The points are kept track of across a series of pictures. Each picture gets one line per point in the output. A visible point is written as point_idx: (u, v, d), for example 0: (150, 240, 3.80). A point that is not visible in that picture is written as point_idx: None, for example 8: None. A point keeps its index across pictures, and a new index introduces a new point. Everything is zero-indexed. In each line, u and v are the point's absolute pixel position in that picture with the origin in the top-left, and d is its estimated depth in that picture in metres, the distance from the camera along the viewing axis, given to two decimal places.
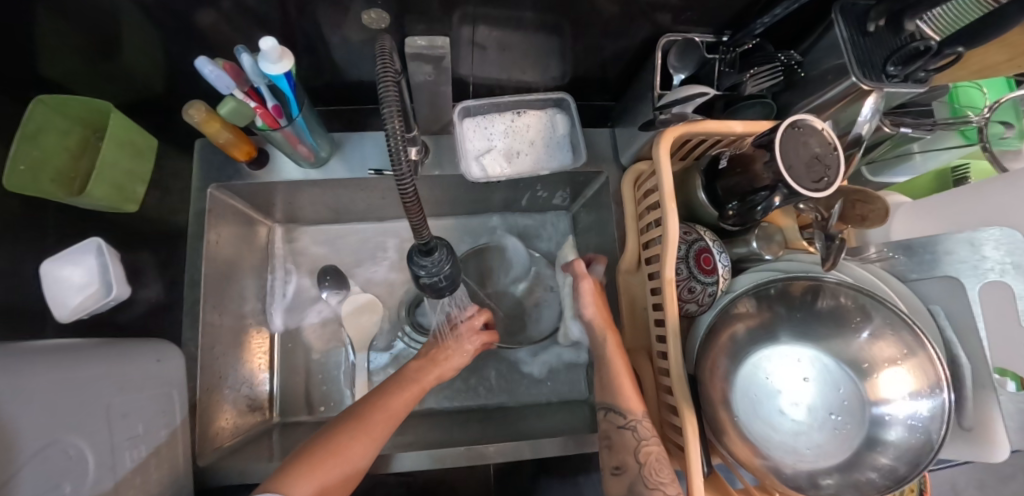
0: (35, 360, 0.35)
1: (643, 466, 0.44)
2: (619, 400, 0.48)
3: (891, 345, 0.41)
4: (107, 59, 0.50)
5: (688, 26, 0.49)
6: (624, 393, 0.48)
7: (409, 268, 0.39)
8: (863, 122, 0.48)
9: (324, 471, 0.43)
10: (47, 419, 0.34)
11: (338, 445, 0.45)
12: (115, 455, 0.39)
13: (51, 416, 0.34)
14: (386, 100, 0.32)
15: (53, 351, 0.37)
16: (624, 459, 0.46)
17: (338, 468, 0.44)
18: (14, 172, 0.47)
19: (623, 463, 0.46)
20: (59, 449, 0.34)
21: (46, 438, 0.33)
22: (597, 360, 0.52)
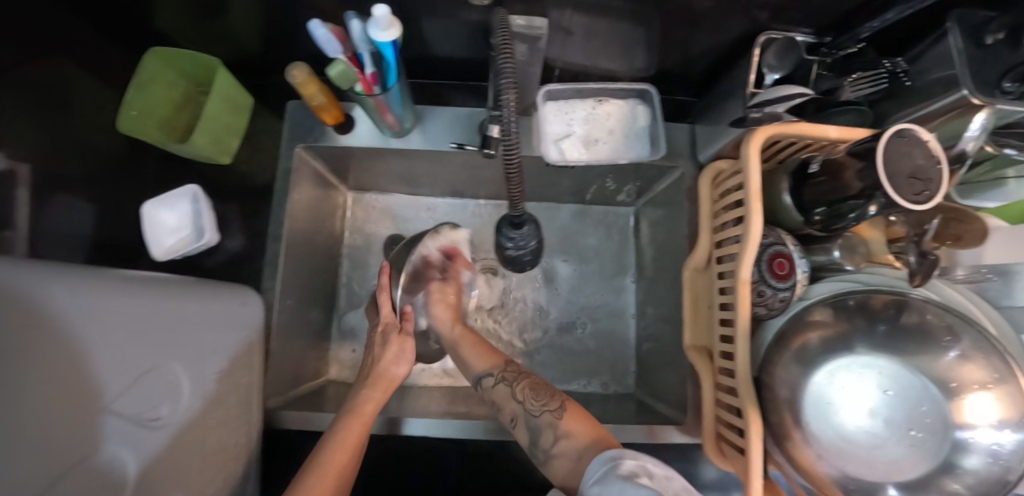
0: (103, 296, 0.36)
1: (523, 402, 0.49)
2: (483, 365, 0.54)
3: (980, 369, 0.40)
4: (215, 19, 0.52)
5: (789, 25, 0.48)
6: (480, 358, 0.55)
7: (498, 239, 0.42)
8: (969, 138, 0.45)
9: (362, 422, 0.48)
10: (124, 355, 0.36)
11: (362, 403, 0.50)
12: (203, 373, 0.43)
13: (124, 355, 0.36)
14: (504, 74, 0.33)
15: (130, 285, 0.39)
16: (511, 410, 0.49)
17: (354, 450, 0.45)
18: (125, 116, 0.52)
19: (511, 414, 0.49)
20: (148, 380, 0.37)
21: (131, 374, 0.36)
22: (451, 347, 0.59)
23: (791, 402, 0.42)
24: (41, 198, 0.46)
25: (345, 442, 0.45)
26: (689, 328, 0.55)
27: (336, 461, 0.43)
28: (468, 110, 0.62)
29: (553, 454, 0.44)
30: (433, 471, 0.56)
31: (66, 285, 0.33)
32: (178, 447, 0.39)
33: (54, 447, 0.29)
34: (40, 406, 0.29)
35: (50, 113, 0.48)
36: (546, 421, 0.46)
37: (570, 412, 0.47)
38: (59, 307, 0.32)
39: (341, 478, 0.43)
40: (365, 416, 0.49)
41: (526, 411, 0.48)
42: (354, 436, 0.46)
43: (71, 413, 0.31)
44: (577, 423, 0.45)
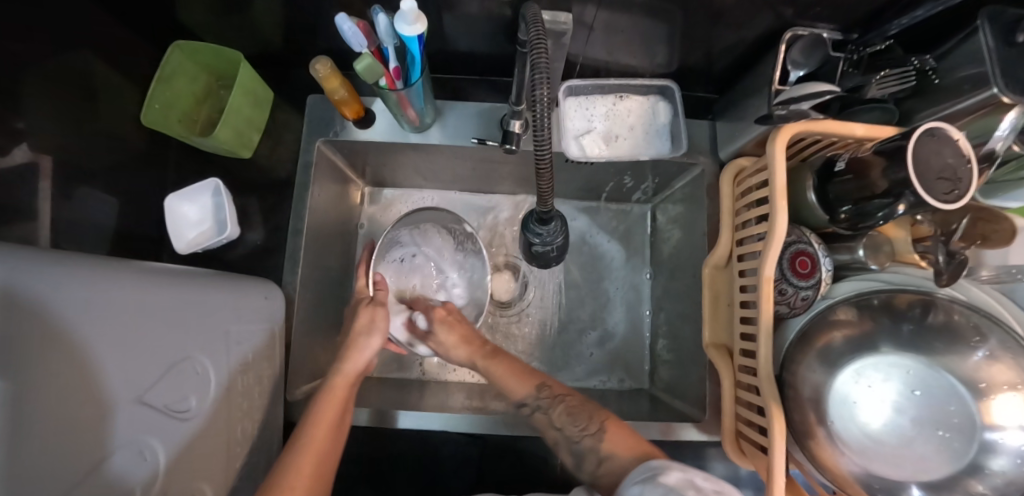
0: (141, 288, 0.35)
1: (562, 430, 0.51)
2: (524, 391, 0.54)
3: (1008, 370, 0.40)
4: (237, 13, 0.53)
5: (816, 21, 0.48)
6: (518, 382, 0.54)
7: (524, 234, 0.42)
8: (998, 138, 0.44)
9: (336, 403, 0.49)
10: (156, 349, 0.35)
11: (335, 381, 0.51)
12: (228, 357, 0.44)
13: (161, 346, 0.35)
14: (537, 66, 0.32)
15: (160, 276, 0.38)
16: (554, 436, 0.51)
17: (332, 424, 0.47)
18: (149, 110, 0.53)
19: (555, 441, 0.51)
20: (179, 371, 0.37)
21: (164, 365, 0.35)
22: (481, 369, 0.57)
23: (814, 400, 0.42)
24: (67, 191, 0.46)
25: (322, 424, 0.46)
26: (709, 326, 0.55)
27: (317, 442, 0.45)
28: (489, 105, 0.62)
29: (598, 475, 0.46)
30: (451, 465, 0.57)
31: (109, 275, 0.32)
32: (203, 437, 0.39)
33: (97, 441, 0.29)
34: (92, 403, 0.28)
35: (75, 107, 0.48)
36: (587, 445, 0.48)
37: (613, 431, 0.48)
38: (110, 300, 0.31)
39: (326, 459, 0.45)
40: (339, 395, 0.50)
41: (568, 439, 0.50)
42: (332, 411, 0.47)
43: (116, 406, 0.31)
44: (619, 441, 0.47)
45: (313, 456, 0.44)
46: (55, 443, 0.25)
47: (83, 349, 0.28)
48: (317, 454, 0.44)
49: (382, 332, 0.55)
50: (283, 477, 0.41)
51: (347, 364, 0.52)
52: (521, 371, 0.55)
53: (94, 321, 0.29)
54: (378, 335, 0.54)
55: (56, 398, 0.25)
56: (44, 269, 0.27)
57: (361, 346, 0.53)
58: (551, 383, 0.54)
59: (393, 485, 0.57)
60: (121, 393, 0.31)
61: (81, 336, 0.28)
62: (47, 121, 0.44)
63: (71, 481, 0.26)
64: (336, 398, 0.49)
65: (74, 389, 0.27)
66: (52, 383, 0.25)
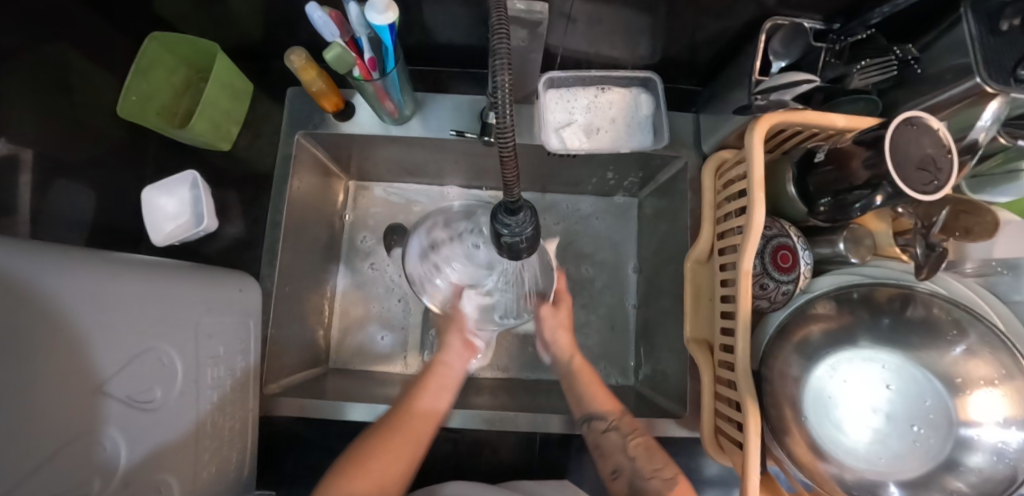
0: (108, 278, 0.34)
1: (634, 461, 0.48)
2: (597, 406, 0.53)
3: (987, 365, 0.39)
4: (216, 4, 0.52)
5: (797, 10, 0.47)
6: (599, 397, 0.54)
7: (492, 225, 0.39)
8: (981, 128, 0.43)
9: (412, 432, 0.48)
10: (126, 338, 0.34)
11: (437, 366, 0.57)
12: (197, 354, 0.43)
13: (126, 335, 0.35)
14: (497, 53, 0.32)
15: (128, 266, 0.37)
16: (617, 461, 0.49)
17: (426, 417, 0.50)
18: (126, 101, 0.53)
19: (616, 465, 0.49)
20: (143, 362, 0.36)
21: (128, 355, 0.35)
22: (568, 378, 0.58)
23: (793, 398, 0.41)
24: (44, 182, 0.46)
25: (420, 398, 0.52)
26: (691, 321, 0.54)
27: (395, 455, 0.46)
28: (470, 97, 0.62)
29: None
30: (431, 461, 0.56)
31: (71, 262, 0.31)
32: (169, 432, 0.39)
33: (62, 427, 0.28)
34: (58, 390, 0.28)
35: (51, 97, 0.48)
36: (655, 488, 0.46)
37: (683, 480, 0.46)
38: (73, 286, 0.30)
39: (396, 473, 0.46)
40: (443, 380, 0.55)
41: (636, 471, 0.47)
42: (429, 393, 0.53)
43: (82, 392, 0.30)
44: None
45: (378, 476, 0.45)
46: (18, 427, 0.24)
47: (57, 332, 0.28)
48: (386, 472, 0.45)
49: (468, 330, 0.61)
50: (372, 450, 0.46)
51: (448, 357, 0.58)
52: (606, 392, 0.55)
53: (55, 306, 0.28)
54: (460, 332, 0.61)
55: (17, 381, 0.24)
56: (20, 252, 0.27)
57: (454, 339, 0.60)
58: (626, 417, 0.52)
59: None
60: (86, 381, 0.30)
61: (42, 322, 0.27)
62: (24, 112, 0.44)
63: (31, 468, 0.25)
64: (419, 418, 0.50)
65: (35, 373, 0.26)
66: (14, 367, 0.24)
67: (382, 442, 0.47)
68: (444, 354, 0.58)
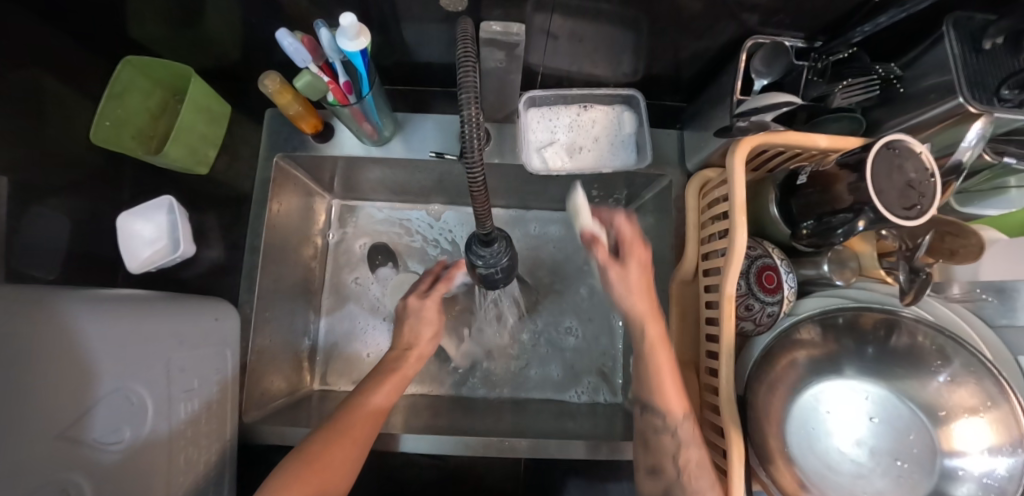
0: (67, 319, 0.33)
1: (682, 471, 0.41)
2: (656, 398, 0.42)
3: (972, 394, 0.39)
4: (190, 27, 0.52)
5: (778, 29, 0.47)
6: (664, 396, 0.42)
7: (466, 256, 0.39)
8: (965, 148, 0.42)
9: (358, 433, 0.45)
10: (88, 378, 0.33)
11: (405, 358, 0.53)
12: (170, 388, 0.42)
13: (90, 378, 0.34)
14: (464, 86, 0.31)
15: (97, 303, 0.36)
16: (661, 461, 0.43)
17: (373, 421, 0.47)
18: (99, 127, 0.53)
19: (658, 465, 0.43)
20: (111, 401, 0.35)
21: (95, 398, 0.34)
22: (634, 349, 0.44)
23: (778, 427, 0.41)
24: (17, 211, 0.45)
25: (383, 391, 0.49)
26: (676, 343, 0.54)
27: (336, 458, 0.42)
28: (451, 117, 0.61)
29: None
30: (414, 489, 0.55)
31: (29, 304, 0.30)
32: (142, 470, 0.38)
33: (15, 477, 0.27)
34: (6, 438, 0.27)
35: (23, 124, 0.47)
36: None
37: None
38: (26, 333, 0.29)
39: (339, 472, 0.42)
40: (400, 377, 0.52)
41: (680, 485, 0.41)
42: (390, 389, 0.50)
43: (36, 439, 0.29)
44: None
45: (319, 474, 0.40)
46: None
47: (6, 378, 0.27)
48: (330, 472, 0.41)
49: (432, 330, 0.56)
50: (337, 430, 0.44)
51: (411, 359, 0.54)
52: (680, 383, 0.42)
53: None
54: (433, 335, 0.56)
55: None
56: None
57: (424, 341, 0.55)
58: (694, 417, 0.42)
59: None
60: (42, 430, 0.29)
61: None
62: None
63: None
64: (365, 420, 0.46)
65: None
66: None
67: (342, 430, 0.44)
68: (404, 356, 0.54)
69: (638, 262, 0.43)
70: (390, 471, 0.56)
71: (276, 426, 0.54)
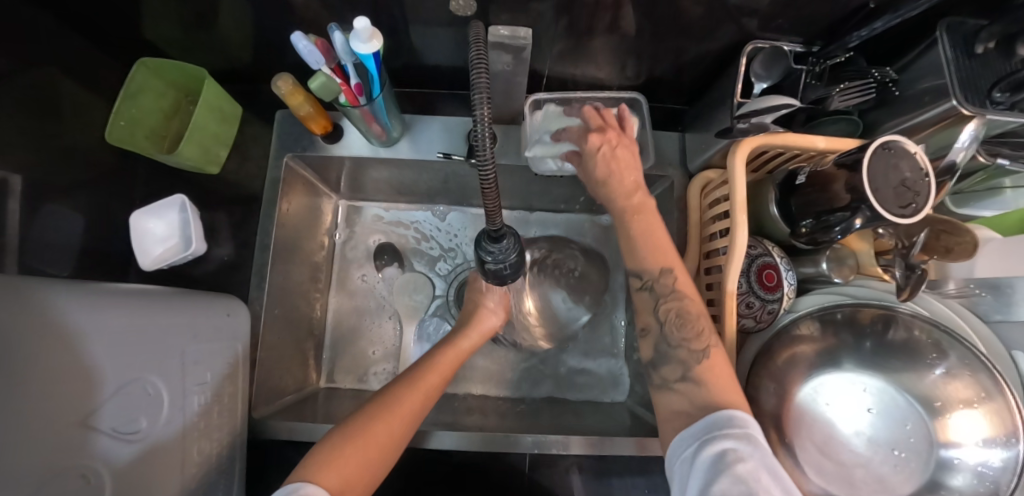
0: (81, 310, 0.34)
1: (664, 325, 0.43)
2: (646, 263, 0.44)
3: (967, 387, 0.40)
4: (204, 29, 0.53)
5: (777, 33, 0.48)
6: (646, 250, 0.44)
7: (476, 252, 0.40)
8: (958, 149, 0.44)
9: (408, 409, 0.44)
10: (103, 369, 0.34)
11: (458, 342, 0.54)
12: (184, 382, 0.43)
13: (105, 369, 0.34)
14: (477, 87, 0.32)
15: (109, 295, 0.37)
16: (648, 320, 0.44)
17: (426, 397, 0.47)
18: (114, 127, 0.54)
19: (646, 325, 0.44)
20: (127, 392, 0.36)
21: (112, 386, 0.35)
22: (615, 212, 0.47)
23: (779, 419, 0.42)
24: (32, 208, 0.46)
25: (437, 369, 0.49)
26: None
27: (388, 427, 0.42)
28: (458, 118, 0.62)
29: (671, 389, 0.41)
30: (421, 483, 0.56)
31: (41, 298, 0.31)
32: (159, 459, 0.39)
33: (34, 464, 0.28)
34: (20, 427, 0.27)
35: (41, 124, 0.48)
36: (681, 357, 0.41)
37: (716, 358, 0.40)
38: (33, 323, 0.30)
39: (385, 444, 0.41)
40: (458, 353, 0.53)
41: (664, 335, 0.42)
42: (445, 366, 0.50)
43: (53, 428, 0.29)
44: (719, 380, 0.39)
45: (368, 442, 0.40)
46: None
47: (19, 368, 0.28)
48: (378, 442, 0.41)
49: (497, 311, 0.58)
50: (388, 402, 0.44)
51: (469, 336, 0.55)
52: (667, 243, 0.44)
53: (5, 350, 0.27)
54: (496, 313, 0.58)
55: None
56: None
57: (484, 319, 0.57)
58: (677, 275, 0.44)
59: None
60: (58, 419, 0.30)
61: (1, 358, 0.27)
62: (11, 137, 0.44)
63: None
64: (417, 395, 0.46)
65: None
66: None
67: (392, 404, 0.44)
68: (465, 334, 0.55)
69: (608, 148, 0.47)
70: (396, 466, 0.56)
71: (285, 421, 0.54)
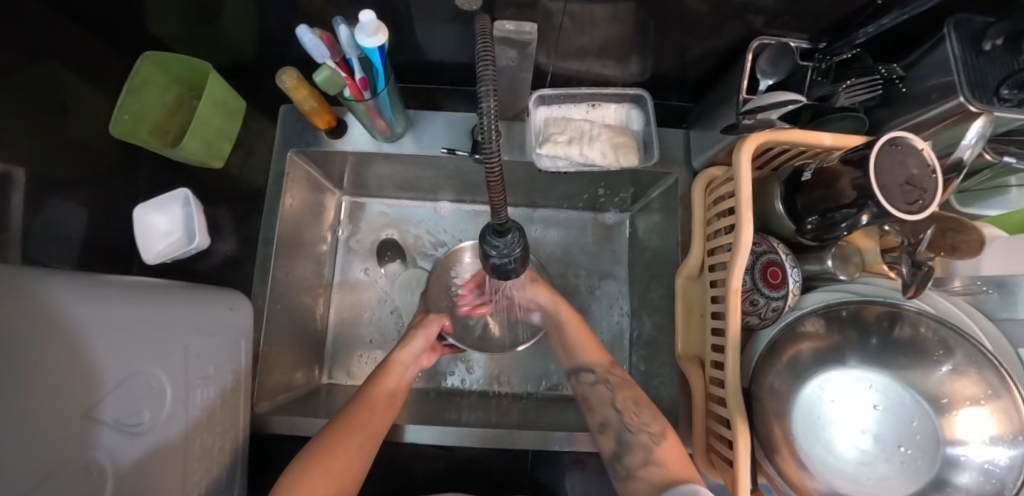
0: (89, 301, 0.34)
1: (621, 414, 0.50)
2: (587, 361, 0.56)
3: (972, 384, 0.40)
4: (208, 24, 0.53)
5: (783, 30, 0.48)
6: (589, 350, 0.57)
7: (480, 246, 0.40)
8: (965, 146, 0.43)
9: (366, 429, 0.47)
10: (109, 360, 0.34)
11: (388, 364, 0.56)
12: (187, 375, 0.43)
13: (111, 360, 0.34)
14: (483, 80, 0.32)
15: (113, 286, 0.37)
16: (605, 415, 0.51)
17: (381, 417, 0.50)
18: (118, 121, 0.54)
19: (604, 419, 0.51)
20: (130, 385, 0.36)
21: (116, 379, 0.35)
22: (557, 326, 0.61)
23: (784, 416, 0.42)
24: (35, 202, 0.46)
25: (382, 388, 0.53)
26: (683, 337, 0.55)
27: (336, 462, 0.43)
28: (462, 114, 0.62)
29: (636, 476, 0.46)
30: (422, 479, 0.56)
31: (52, 287, 0.31)
32: (160, 453, 0.38)
33: (38, 455, 0.28)
34: (28, 418, 0.27)
35: (45, 117, 0.48)
36: (642, 441, 0.47)
37: (670, 439, 0.47)
38: (38, 315, 0.29)
39: (348, 463, 0.44)
40: (394, 374, 0.55)
41: (623, 424, 0.49)
42: (388, 386, 0.53)
43: (58, 420, 0.29)
44: (673, 457, 0.46)
45: (319, 477, 0.42)
46: None
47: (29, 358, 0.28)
48: (334, 472, 0.43)
49: (428, 335, 0.60)
50: (343, 423, 0.47)
51: (400, 350, 0.57)
52: (596, 343, 0.58)
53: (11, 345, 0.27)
54: (424, 336, 0.60)
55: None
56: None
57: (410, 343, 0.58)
58: (615, 370, 0.56)
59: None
60: (63, 409, 0.30)
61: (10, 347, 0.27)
62: (15, 132, 0.44)
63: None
64: (369, 414, 0.49)
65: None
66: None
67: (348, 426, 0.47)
68: (396, 352, 0.58)
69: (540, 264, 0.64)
70: (398, 462, 0.56)
71: (287, 416, 0.54)
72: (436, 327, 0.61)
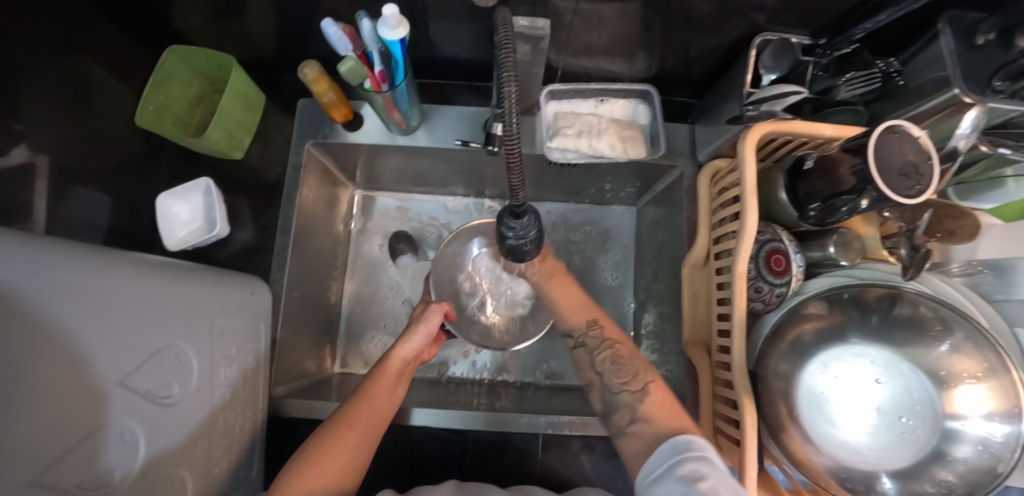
0: (129, 275, 0.35)
1: (602, 375, 0.50)
2: (572, 321, 0.54)
3: (971, 360, 0.41)
4: (232, 20, 0.55)
5: (785, 26, 0.50)
6: (573, 311, 0.55)
7: (497, 228, 0.41)
8: (960, 136, 0.46)
9: (362, 430, 0.45)
10: (146, 332, 0.35)
11: (389, 359, 0.51)
12: (212, 352, 0.44)
13: (148, 333, 0.35)
14: (505, 66, 0.33)
15: (146, 264, 0.38)
16: (589, 376, 0.52)
17: (381, 418, 0.47)
18: (143, 111, 0.56)
19: (588, 379, 0.52)
20: (162, 358, 0.37)
21: (148, 351, 0.35)
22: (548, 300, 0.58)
23: (788, 393, 0.43)
24: (62, 189, 0.48)
25: (382, 384, 0.49)
26: (690, 324, 0.56)
27: (333, 461, 0.42)
28: (474, 109, 0.64)
29: (627, 432, 0.46)
30: (433, 463, 0.57)
31: (97, 259, 0.32)
32: (187, 427, 0.39)
33: (78, 420, 0.29)
34: (75, 382, 0.28)
35: (73, 108, 0.50)
36: (626, 400, 0.47)
37: (655, 391, 0.47)
38: (90, 284, 0.30)
39: (347, 463, 0.43)
40: (393, 372, 0.51)
41: (604, 386, 0.49)
42: (386, 385, 0.49)
43: (96, 388, 0.30)
44: (663, 413, 0.45)
45: (312, 480, 0.40)
46: (37, 408, 0.25)
47: (81, 325, 0.29)
48: (330, 473, 0.41)
49: (426, 333, 0.54)
50: (341, 420, 0.45)
51: (401, 344, 0.53)
52: (583, 303, 0.55)
53: (56, 318, 0.27)
54: (427, 329, 0.54)
55: (18, 394, 0.24)
56: (48, 251, 0.28)
57: (413, 333, 0.54)
58: (600, 325, 0.53)
59: (375, 483, 0.56)
60: (104, 377, 0.31)
61: (65, 313, 0.28)
62: (46, 122, 0.46)
63: (47, 467, 0.26)
64: (367, 414, 0.46)
65: (39, 385, 0.26)
66: (18, 376, 0.24)
67: (343, 427, 0.44)
68: (394, 347, 0.53)
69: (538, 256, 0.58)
70: (410, 445, 0.58)
71: (302, 400, 0.56)
72: (437, 320, 0.54)
